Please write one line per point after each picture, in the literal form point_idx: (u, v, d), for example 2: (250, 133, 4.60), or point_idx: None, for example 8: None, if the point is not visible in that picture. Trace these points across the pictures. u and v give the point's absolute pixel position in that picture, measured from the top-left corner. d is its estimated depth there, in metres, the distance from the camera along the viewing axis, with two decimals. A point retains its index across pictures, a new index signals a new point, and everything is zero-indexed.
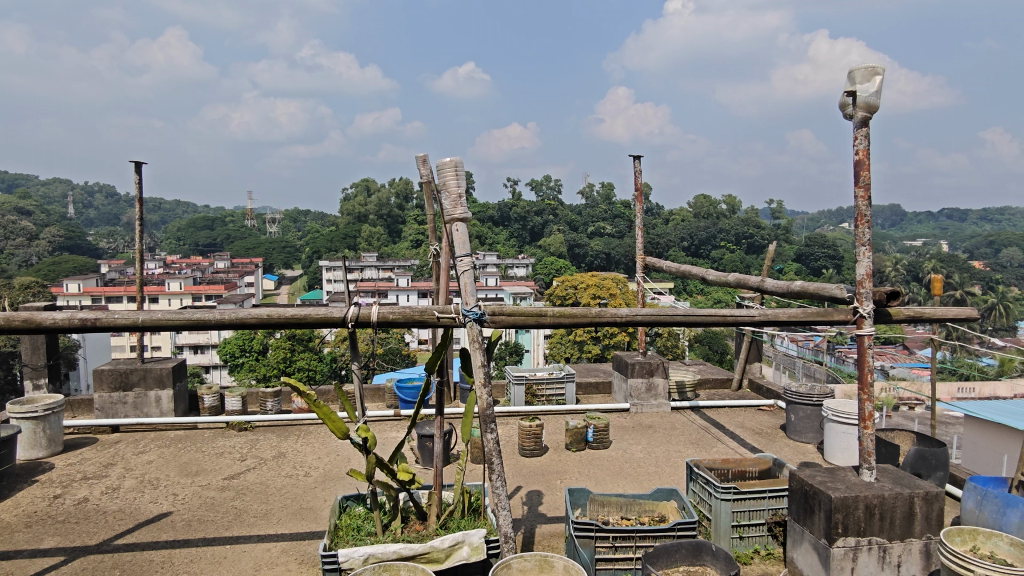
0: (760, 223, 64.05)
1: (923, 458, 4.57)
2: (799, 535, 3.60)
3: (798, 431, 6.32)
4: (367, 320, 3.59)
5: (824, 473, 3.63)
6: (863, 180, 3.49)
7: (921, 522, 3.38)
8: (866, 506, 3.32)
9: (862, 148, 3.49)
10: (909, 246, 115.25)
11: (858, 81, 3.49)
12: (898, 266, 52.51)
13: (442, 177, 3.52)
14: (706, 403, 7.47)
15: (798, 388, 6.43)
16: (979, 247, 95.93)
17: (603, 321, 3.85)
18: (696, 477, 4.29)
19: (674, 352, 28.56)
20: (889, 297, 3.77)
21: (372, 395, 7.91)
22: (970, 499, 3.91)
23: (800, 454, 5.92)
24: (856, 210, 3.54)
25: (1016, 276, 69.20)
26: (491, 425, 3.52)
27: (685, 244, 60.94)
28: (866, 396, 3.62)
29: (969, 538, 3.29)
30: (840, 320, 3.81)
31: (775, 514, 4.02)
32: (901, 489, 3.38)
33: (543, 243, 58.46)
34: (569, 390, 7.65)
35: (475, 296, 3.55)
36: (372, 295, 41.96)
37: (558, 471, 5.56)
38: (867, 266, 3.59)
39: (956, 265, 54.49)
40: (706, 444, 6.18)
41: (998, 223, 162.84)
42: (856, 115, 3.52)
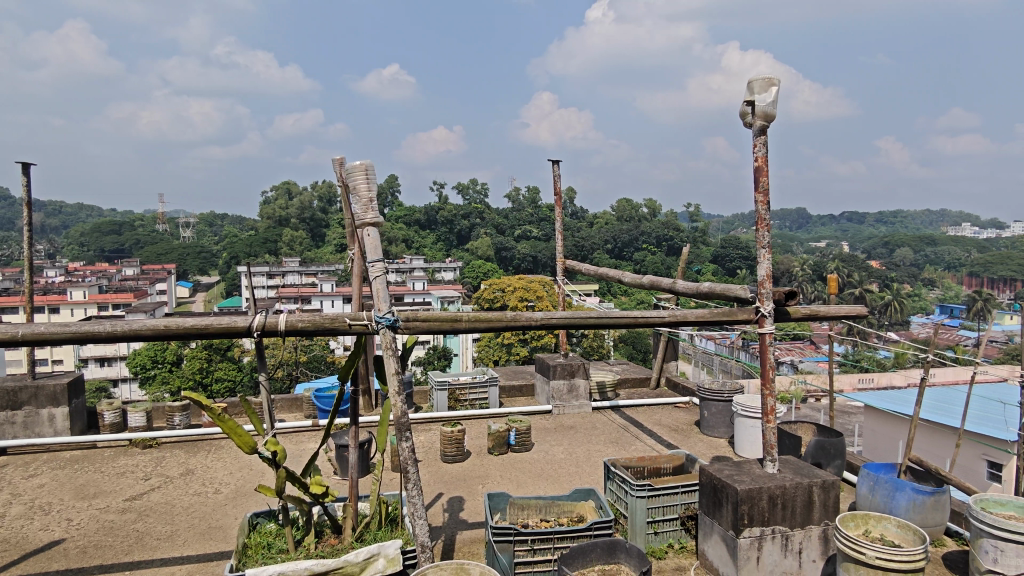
0: (679, 226, 66.45)
1: (822, 448, 4.83)
2: (709, 528, 3.73)
3: (711, 426, 6.55)
4: (274, 329, 3.47)
5: (730, 467, 3.78)
6: (761, 186, 3.66)
7: (820, 509, 3.58)
8: (770, 497, 3.47)
9: (761, 154, 3.65)
10: (815, 246, 122.75)
11: (756, 91, 3.66)
12: (805, 266, 55.61)
13: (352, 181, 3.46)
14: (625, 402, 7.63)
15: (711, 385, 6.67)
16: (875, 247, 103.01)
17: (519, 324, 3.86)
18: (613, 475, 4.37)
19: (600, 352, 29.16)
20: (787, 297, 3.95)
21: (289, 405, 7.64)
22: (864, 485, 4.15)
23: (713, 449, 6.15)
24: (756, 214, 3.70)
25: (908, 275, 74.80)
26: (407, 433, 3.46)
27: (609, 246, 62.43)
28: (769, 391, 3.79)
29: (861, 523, 3.51)
30: (743, 319, 3.97)
31: (687, 508, 4.14)
32: (801, 479, 3.57)
33: (470, 246, 58.37)
34: (493, 394, 7.63)
35: (388, 302, 3.49)
36: (295, 301, 40.65)
37: (479, 476, 5.53)
38: (768, 267, 3.75)
39: (856, 265, 58.28)
40: (625, 442, 6.31)
41: (892, 225, 175.79)
42: (755, 124, 3.68)
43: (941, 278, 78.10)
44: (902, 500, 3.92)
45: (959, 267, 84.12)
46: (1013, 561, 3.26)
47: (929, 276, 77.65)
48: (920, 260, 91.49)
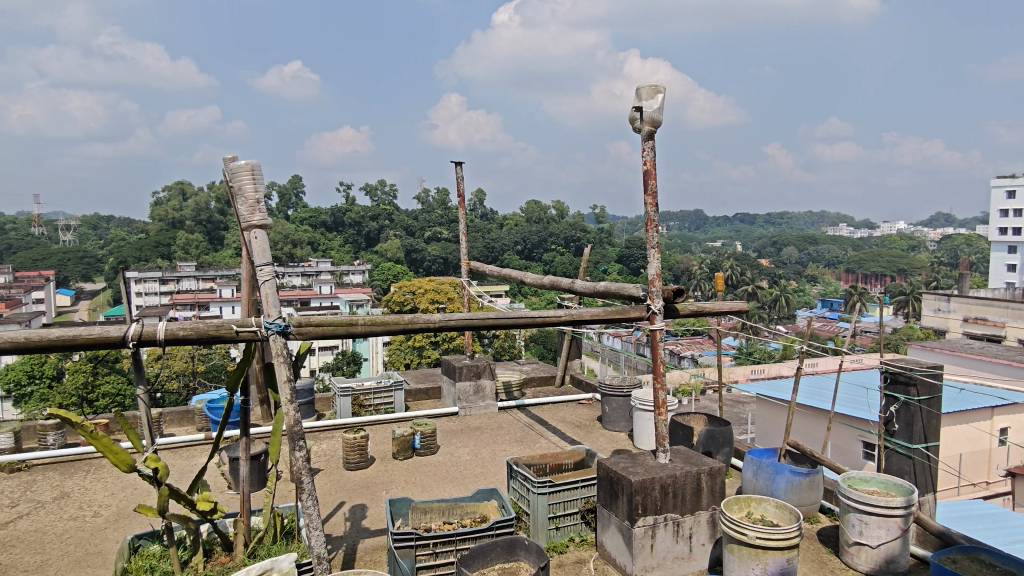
0: (586, 227, 68.20)
1: (713, 437, 5.10)
2: (607, 520, 3.84)
3: (613, 421, 6.76)
4: (153, 338, 3.25)
5: (626, 459, 3.91)
6: (650, 188, 3.81)
7: (707, 495, 3.78)
8: (661, 486, 3.63)
9: (649, 158, 3.81)
10: (712, 246, 129.71)
11: (644, 98, 3.82)
12: (703, 265, 58.53)
13: (237, 181, 3.32)
14: (530, 401, 7.75)
15: (612, 380, 6.88)
16: (765, 246, 110.03)
17: (417, 326, 3.82)
18: (515, 474, 4.43)
19: (511, 352, 29.45)
20: (675, 294, 4.14)
21: (179, 418, 7.20)
22: (749, 470, 4.41)
23: (613, 443, 6.35)
24: (646, 216, 3.85)
25: (794, 273, 80.43)
26: (300, 442, 3.34)
27: (518, 248, 63.12)
28: (659, 385, 3.96)
29: (744, 506, 3.73)
30: (636, 316, 4.13)
31: (587, 502, 4.26)
32: (690, 467, 3.75)
33: (379, 248, 57.27)
34: (398, 398, 7.52)
35: (278, 307, 3.37)
36: (191, 307, 38.38)
37: (383, 482, 5.44)
38: (657, 266, 3.91)
39: (748, 264, 61.96)
40: (530, 441, 6.40)
41: (779, 226, 188.66)
42: (643, 129, 3.83)
43: (822, 274, 84.52)
44: (782, 482, 4.22)
45: (838, 263, 91.38)
46: (876, 532, 3.59)
47: (812, 272, 83.89)
48: (805, 258, 98.64)
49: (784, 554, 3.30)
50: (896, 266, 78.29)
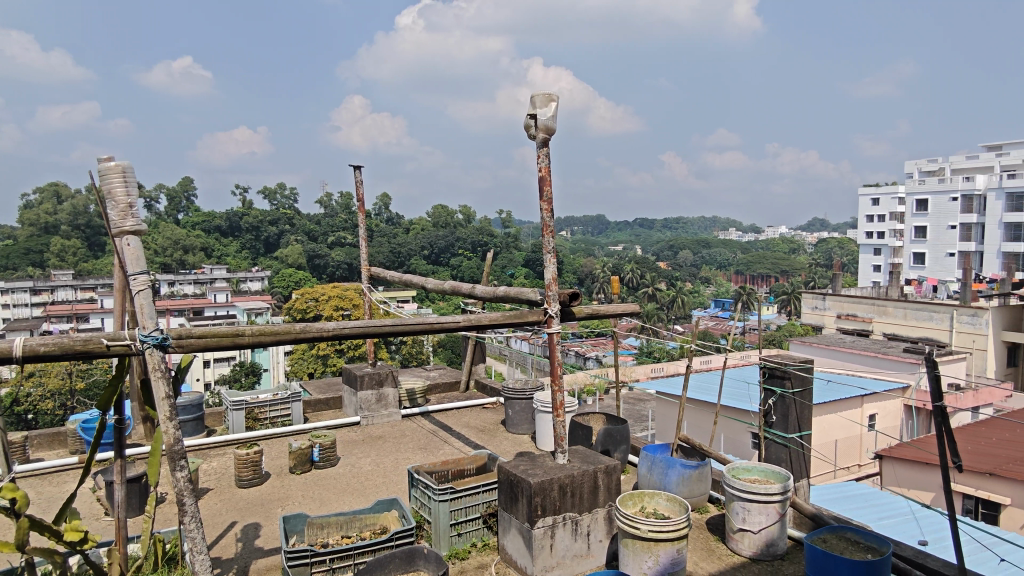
0: (492, 232, 68.72)
1: (610, 436, 5.26)
2: (507, 523, 3.87)
3: (515, 424, 6.83)
4: (8, 356, 2.93)
5: (525, 461, 3.97)
6: (546, 194, 3.88)
7: (604, 492, 3.89)
8: (559, 486, 3.70)
9: (544, 165, 3.88)
10: (614, 250, 134.11)
11: (538, 106, 3.88)
12: (606, 267, 60.41)
13: (106, 183, 3.09)
14: (434, 407, 7.70)
15: (515, 384, 6.95)
16: (663, 250, 115.10)
17: (309, 335, 3.68)
18: (415, 482, 4.38)
19: (420, 358, 29.10)
20: (570, 298, 4.24)
21: (49, 441, 6.59)
22: (644, 465, 4.58)
23: (517, 445, 6.43)
24: (542, 221, 3.92)
25: (689, 275, 84.61)
26: (181, 462, 3.14)
27: (425, 252, 62.63)
28: (557, 387, 4.04)
29: (638, 501, 3.87)
30: (533, 321, 4.19)
31: (489, 506, 4.28)
32: (587, 466, 3.85)
33: (279, 254, 54.96)
34: (296, 410, 7.24)
35: (155, 319, 3.16)
36: (68, 319, 35.21)
37: (279, 498, 5.21)
38: (553, 270, 3.99)
39: (648, 266, 64.59)
40: (434, 447, 6.35)
41: (675, 231, 198.22)
42: (538, 136, 3.90)
43: (714, 275, 89.70)
44: (674, 476, 4.42)
45: (728, 265, 97.38)
46: (757, 518, 3.83)
47: (705, 275, 88.88)
48: (698, 261, 104.26)
49: (674, 545, 3.45)
50: (779, 268, 84.20)
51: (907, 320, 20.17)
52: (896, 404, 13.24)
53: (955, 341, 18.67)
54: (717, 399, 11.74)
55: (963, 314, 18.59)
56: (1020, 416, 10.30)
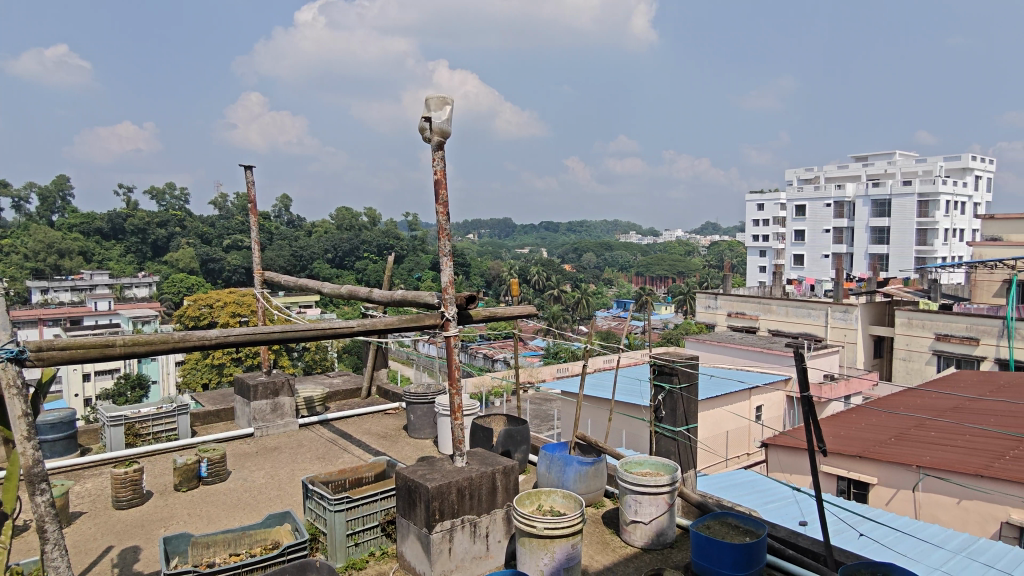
0: (398, 234, 67.87)
1: (511, 437, 5.32)
2: (405, 529, 3.82)
3: (417, 429, 6.76)
4: None
5: (424, 466, 3.94)
6: (442, 197, 3.87)
7: (502, 493, 3.93)
8: (458, 490, 3.70)
9: (440, 168, 3.86)
10: (519, 253, 135.97)
11: (432, 109, 3.87)
12: (513, 269, 61.17)
13: None
14: (333, 415, 7.49)
15: (416, 388, 6.87)
16: (567, 253, 117.79)
17: (189, 343, 3.47)
18: (311, 493, 4.24)
19: (323, 364, 28.21)
20: (468, 301, 4.24)
21: None
22: (543, 464, 4.65)
23: (419, 450, 6.36)
24: (438, 224, 3.91)
25: (593, 277, 87.18)
26: (42, 486, 2.87)
27: (329, 255, 60.99)
28: (455, 390, 4.03)
29: (535, 500, 3.93)
30: (430, 324, 4.16)
31: (387, 513, 4.22)
32: (486, 468, 3.87)
33: (169, 258, 51.66)
34: (183, 423, 6.81)
35: (10, 330, 2.88)
36: None
37: (161, 519, 4.89)
38: (450, 274, 3.97)
39: (553, 269, 65.95)
40: (332, 456, 6.18)
41: (579, 235, 203.57)
42: (433, 139, 3.87)
43: (616, 277, 92.96)
44: (571, 473, 4.54)
45: (629, 267, 101.18)
46: (648, 509, 4.00)
47: (607, 276, 91.92)
48: (601, 263, 107.69)
49: (568, 541, 3.53)
50: (675, 270, 88.40)
51: (788, 317, 21.72)
52: (779, 395, 14.24)
53: (829, 336, 20.33)
54: (614, 396, 12.16)
55: (837, 311, 20.25)
56: (884, 403, 11.33)
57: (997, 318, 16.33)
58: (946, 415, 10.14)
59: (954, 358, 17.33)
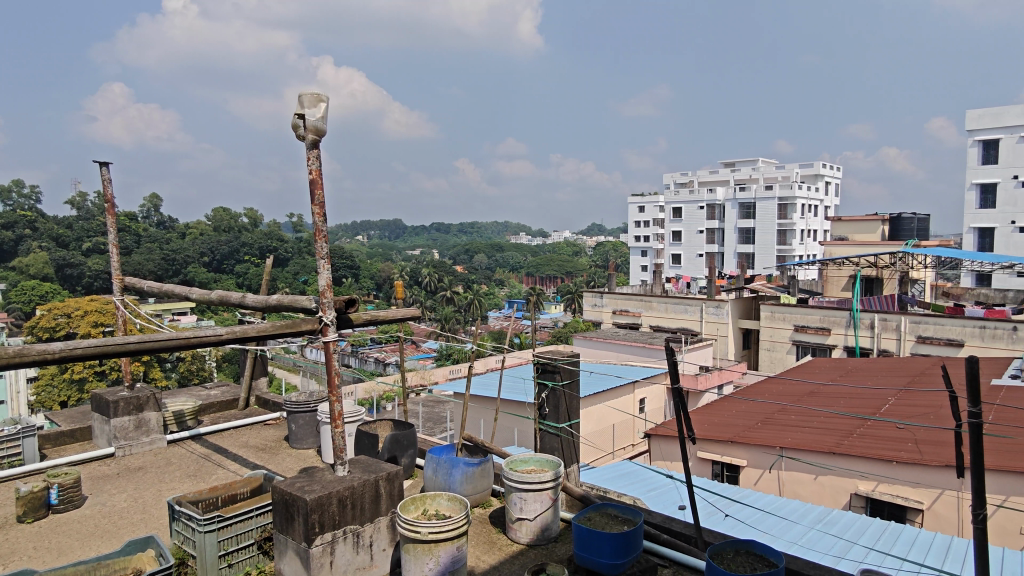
0: (282, 236, 65.04)
1: (397, 441, 5.23)
2: (283, 546, 3.64)
3: (299, 439, 6.48)
4: None
5: (303, 478, 3.77)
6: (317, 198, 3.73)
7: (386, 500, 3.84)
8: (339, 500, 3.58)
9: (315, 168, 3.71)
10: (409, 254, 134.41)
11: (306, 106, 3.71)
12: (404, 272, 60.40)
13: None
14: (206, 429, 7.02)
15: (298, 397, 6.57)
16: (459, 254, 117.93)
17: (29, 358, 3.10)
18: (178, 515, 3.96)
19: (201, 375, 26.50)
20: (347, 305, 4.12)
21: None
22: (430, 468, 4.61)
23: (301, 461, 6.11)
24: (314, 226, 3.76)
25: (485, 278, 87.95)
26: None
27: (206, 259, 57.33)
28: (334, 397, 3.90)
29: (420, 504, 3.88)
30: (307, 330, 3.99)
31: (264, 530, 4.02)
32: (368, 476, 3.77)
33: (17, 263, 46.38)
34: (30, 446, 6.13)
35: None
36: None
37: (2, 556, 4.36)
38: (327, 277, 3.83)
39: (444, 271, 65.79)
40: (205, 473, 5.79)
41: (471, 236, 204.36)
42: (307, 137, 3.71)
43: (507, 278, 94.27)
44: (458, 475, 4.53)
45: (519, 268, 102.87)
46: (534, 506, 4.06)
47: (499, 277, 93.05)
48: (492, 264, 108.80)
49: (453, 544, 3.52)
50: (564, 270, 90.97)
51: (667, 313, 22.94)
52: (660, 387, 14.99)
53: (704, 330, 21.72)
54: (498, 395, 12.31)
55: (710, 306, 21.66)
56: (753, 392, 12.22)
57: (845, 310, 18.11)
58: (804, 399, 11.11)
59: (810, 347, 19.04)
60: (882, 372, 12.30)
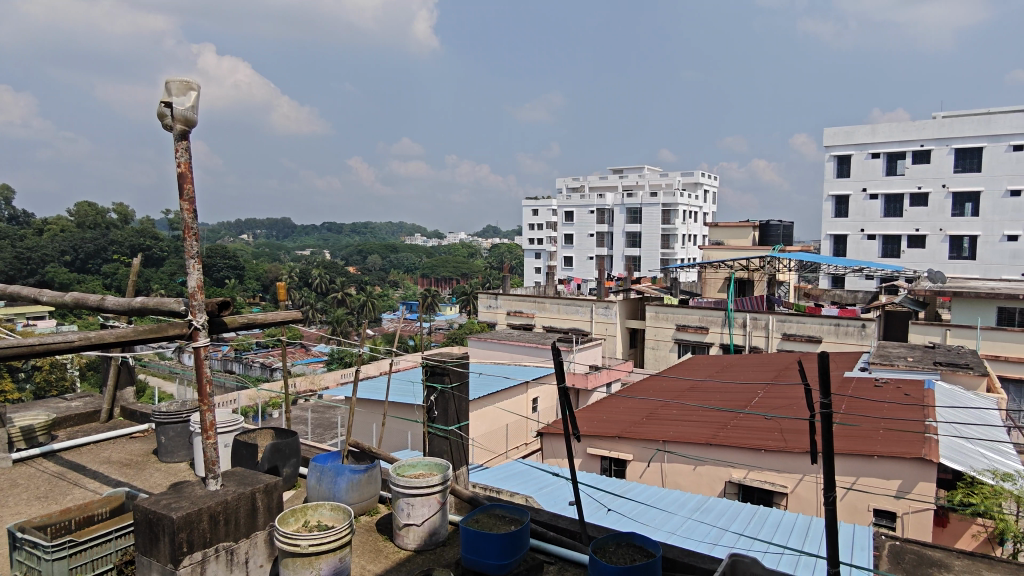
0: (157, 234, 60.57)
1: (278, 450, 4.98)
2: (146, 569, 3.35)
3: (169, 452, 6.01)
4: None
5: (170, 494, 3.48)
6: (186, 193, 3.47)
7: (263, 513, 3.64)
8: (210, 516, 3.35)
9: (184, 160, 3.45)
10: (299, 254, 129.21)
11: (173, 94, 3.43)
12: (292, 273, 58.01)
13: None
14: (61, 445, 6.36)
15: (167, 406, 6.10)
16: (352, 255, 114.98)
17: None
18: (21, 543, 3.55)
19: (60, 385, 24.13)
20: (219, 307, 3.86)
21: None
22: (313, 477, 4.41)
23: (171, 476, 5.68)
24: (183, 223, 3.49)
25: (379, 279, 86.39)
26: None
27: (67, 258, 52.32)
28: (206, 406, 3.64)
29: (300, 516, 3.72)
30: (174, 334, 3.68)
31: (123, 554, 3.70)
32: (243, 489, 3.56)
33: None
34: None
35: None
36: None
37: None
38: (197, 278, 3.56)
39: (336, 272, 63.84)
40: (57, 494, 5.24)
41: (364, 236, 199.75)
42: (175, 128, 3.44)
43: (401, 279, 93.00)
44: (343, 483, 4.38)
45: (413, 270, 101.70)
46: (421, 511, 4.00)
47: (393, 278, 91.59)
48: (387, 265, 107.01)
49: (334, 556, 3.39)
50: (459, 271, 91.03)
51: (559, 314, 23.50)
52: (552, 387, 15.32)
53: (594, 330, 22.46)
54: (387, 397, 12.07)
55: (599, 307, 22.43)
56: (639, 390, 12.78)
57: (721, 310, 19.34)
58: (684, 395, 11.76)
59: (690, 345, 20.17)
60: (752, 367, 13.24)
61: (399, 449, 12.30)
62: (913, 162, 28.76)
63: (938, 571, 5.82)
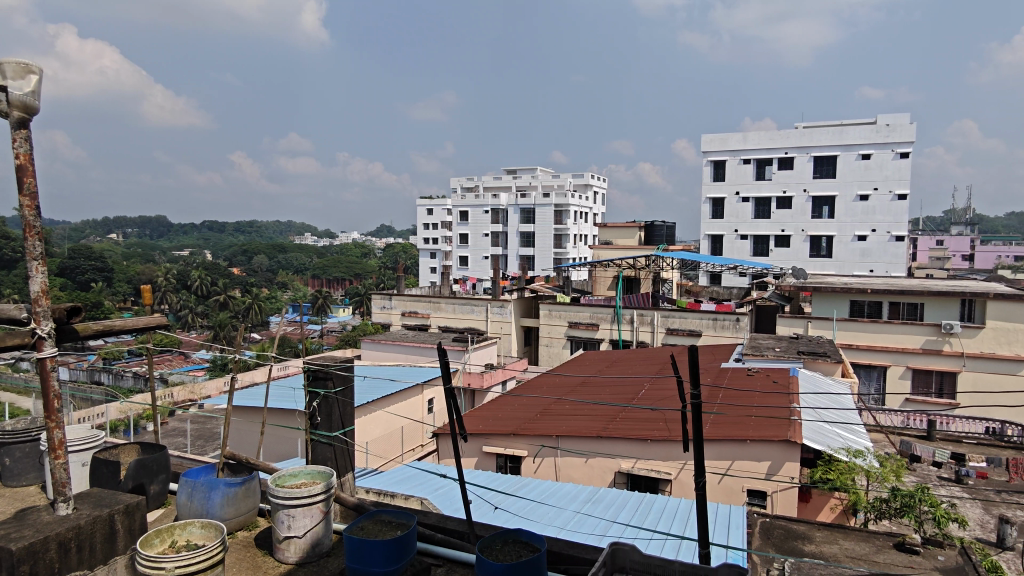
0: (7, 233, 54.50)
1: (144, 466, 4.61)
2: None
3: (16, 475, 5.39)
4: None
5: (10, 523, 3.12)
6: (26, 188, 3.11)
7: (123, 536, 3.36)
8: (59, 543, 3.04)
9: (23, 151, 3.10)
10: (176, 255, 120.68)
11: (9, 77, 3.07)
12: (169, 275, 54.14)
13: None
14: None
15: (11, 424, 5.47)
16: (235, 255, 108.92)
17: None
18: None
19: None
20: (68, 313, 3.49)
21: None
22: (183, 493, 4.13)
23: (17, 501, 5.11)
24: (22, 220, 3.12)
25: (266, 280, 82.47)
26: None
27: None
28: (54, 423, 3.30)
29: (166, 536, 3.44)
30: (14, 344, 3.29)
31: None
32: (98, 511, 3.27)
33: None
34: None
35: None
36: None
37: None
38: (39, 281, 3.20)
39: (217, 273, 60.18)
40: None
41: (249, 236, 189.85)
42: (11, 115, 3.08)
43: (290, 280, 89.27)
44: (217, 497, 4.13)
45: (303, 271, 97.82)
46: (302, 522, 3.84)
47: (280, 279, 87.71)
48: (274, 266, 102.35)
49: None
50: (352, 272, 88.60)
51: (453, 313, 23.46)
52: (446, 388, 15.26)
53: (489, 329, 22.63)
54: (267, 403, 11.57)
55: (494, 306, 22.62)
56: (534, 387, 13.00)
57: (610, 307, 20.09)
58: (576, 390, 12.10)
59: (582, 341, 20.79)
60: (639, 362, 13.84)
61: (284, 458, 11.77)
62: (779, 168, 31.18)
63: (802, 543, 6.35)
